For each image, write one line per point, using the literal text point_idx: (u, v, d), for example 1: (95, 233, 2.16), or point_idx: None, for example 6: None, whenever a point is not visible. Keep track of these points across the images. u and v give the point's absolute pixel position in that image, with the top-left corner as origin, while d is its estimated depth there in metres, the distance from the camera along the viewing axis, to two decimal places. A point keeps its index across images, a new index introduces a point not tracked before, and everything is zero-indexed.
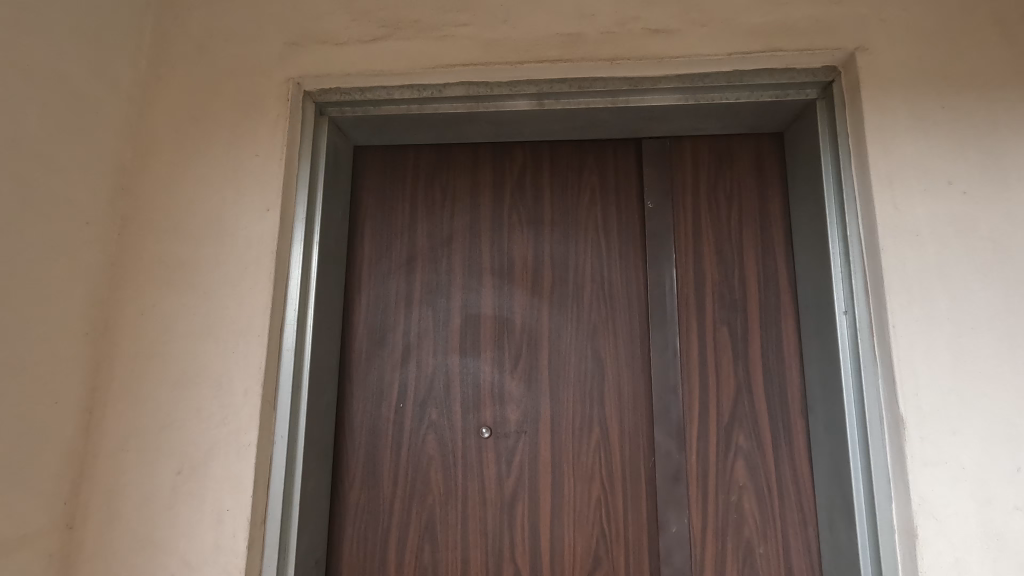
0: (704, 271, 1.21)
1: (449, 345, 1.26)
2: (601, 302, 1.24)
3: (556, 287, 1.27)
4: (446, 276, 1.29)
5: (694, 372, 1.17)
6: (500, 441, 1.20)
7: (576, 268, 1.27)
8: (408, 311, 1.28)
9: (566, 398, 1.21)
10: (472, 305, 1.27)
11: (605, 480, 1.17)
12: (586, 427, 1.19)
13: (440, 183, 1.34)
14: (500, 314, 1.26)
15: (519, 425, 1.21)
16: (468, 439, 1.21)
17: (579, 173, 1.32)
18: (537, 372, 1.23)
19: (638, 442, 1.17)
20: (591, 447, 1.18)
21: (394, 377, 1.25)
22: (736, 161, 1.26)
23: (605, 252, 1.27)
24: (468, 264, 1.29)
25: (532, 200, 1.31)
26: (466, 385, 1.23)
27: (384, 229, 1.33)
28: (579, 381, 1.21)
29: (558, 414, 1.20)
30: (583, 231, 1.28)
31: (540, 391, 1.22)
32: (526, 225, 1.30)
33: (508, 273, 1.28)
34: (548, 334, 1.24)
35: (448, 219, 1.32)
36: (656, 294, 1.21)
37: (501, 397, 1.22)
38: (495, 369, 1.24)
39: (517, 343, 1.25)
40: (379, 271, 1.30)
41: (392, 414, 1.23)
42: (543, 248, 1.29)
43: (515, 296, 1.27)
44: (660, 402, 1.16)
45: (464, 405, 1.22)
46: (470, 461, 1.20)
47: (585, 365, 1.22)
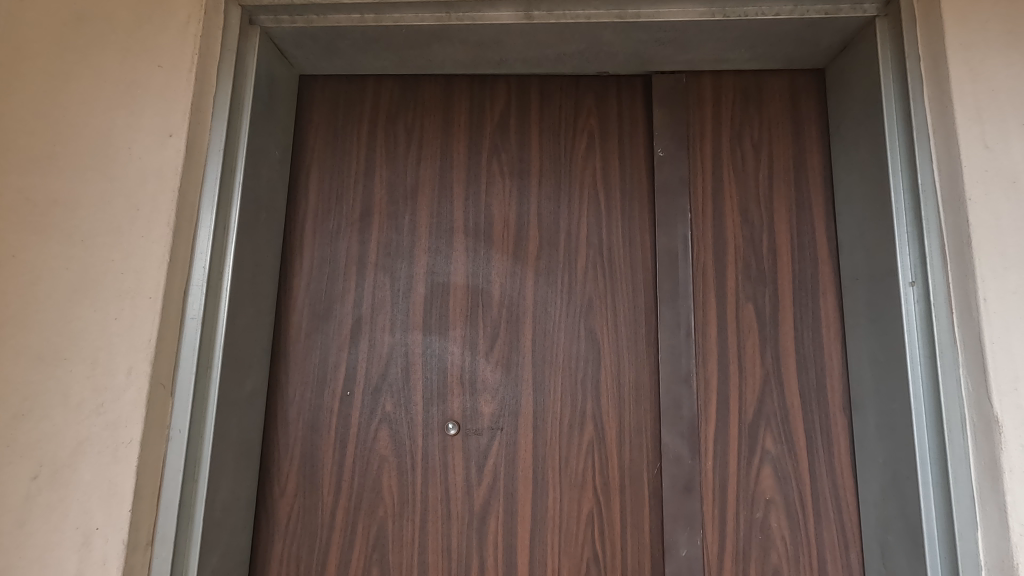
0: (726, 235, 0.98)
1: (411, 322, 1.02)
2: (598, 271, 1.01)
3: (543, 252, 1.03)
4: (409, 236, 1.05)
5: (712, 360, 0.94)
6: (470, 439, 0.97)
7: (570, 231, 1.04)
8: (361, 280, 1.04)
9: (552, 389, 0.98)
10: (439, 273, 1.03)
11: (598, 489, 0.94)
12: (576, 424, 0.96)
13: (405, 123, 1.09)
14: (473, 285, 1.03)
15: (494, 421, 0.97)
16: (431, 438, 0.97)
17: (575, 115, 1.08)
18: (518, 355, 0.99)
19: (640, 442, 0.95)
20: (582, 449, 0.96)
21: (340, 360, 1.01)
22: (766, 102, 1.03)
23: (605, 212, 1.04)
24: (436, 223, 1.05)
25: (517, 146, 1.08)
26: (429, 371, 1.00)
27: (335, 178, 1.08)
28: (570, 367, 0.98)
29: (543, 407, 0.97)
30: (578, 186, 1.05)
31: (522, 378, 0.99)
32: (508, 176, 1.07)
33: (485, 236, 1.05)
34: (532, 310, 1.01)
35: (414, 167, 1.08)
36: (668, 262, 0.97)
37: (473, 386, 0.99)
38: (467, 353, 1.00)
39: (494, 321, 1.01)
40: (326, 229, 1.06)
41: (336, 405, 0.99)
42: (528, 207, 1.05)
43: (493, 263, 1.03)
44: (670, 396, 0.93)
45: (426, 395, 0.99)
46: (431, 465, 0.97)
47: (576, 349, 0.99)
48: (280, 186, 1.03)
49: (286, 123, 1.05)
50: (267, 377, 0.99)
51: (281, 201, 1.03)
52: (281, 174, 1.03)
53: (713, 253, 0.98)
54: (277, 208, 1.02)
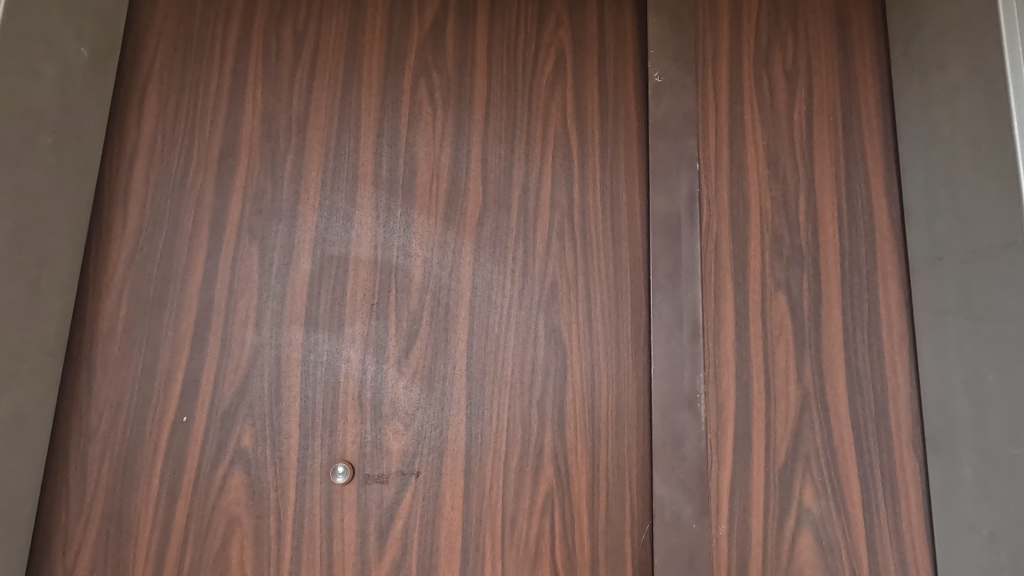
0: (748, 193, 0.68)
1: (287, 312, 0.68)
2: (565, 244, 0.71)
3: (487, 216, 0.72)
4: (290, 187, 0.71)
5: (729, 373, 0.63)
6: (368, 489, 0.66)
7: (529, 186, 0.73)
8: (216, 251, 0.69)
9: (492, 416, 0.67)
10: (333, 242, 0.70)
11: (555, 559, 0.65)
12: (528, 466, 0.66)
13: (293, 24, 0.75)
14: (383, 260, 0.70)
15: (407, 464, 0.66)
16: (308, 488, 0.65)
17: (539, 25, 0.76)
18: (447, 366, 0.68)
19: (618, 495, 0.65)
20: (536, 503, 0.66)
21: (175, 368, 0.66)
22: (803, 13, 0.74)
23: (577, 163, 0.73)
24: (332, 169, 0.72)
25: (455, 65, 0.75)
26: (309, 387, 0.67)
27: (186, 98, 0.73)
28: (520, 385, 0.68)
29: (479, 443, 0.67)
30: (539, 126, 0.74)
31: (450, 397, 0.67)
32: (440, 106, 0.74)
33: (402, 189, 0.72)
34: (469, 299, 0.70)
35: (303, 87, 0.74)
36: (665, 231, 0.67)
37: (378, 409, 0.67)
38: (370, 359, 0.68)
39: (412, 313, 0.69)
40: (166, 174, 0.71)
41: (164, 439, 0.65)
42: (468, 149, 0.73)
43: (414, 227, 0.71)
44: (667, 428, 0.62)
45: (305, 423, 0.66)
46: (309, 529, 0.64)
47: (531, 356, 0.68)
48: (91, 106, 0.68)
49: (106, 13, 0.70)
50: (54, 397, 0.64)
51: (92, 129, 0.68)
52: (94, 85, 0.68)
53: (729, 218, 0.67)
54: (83, 141, 0.67)
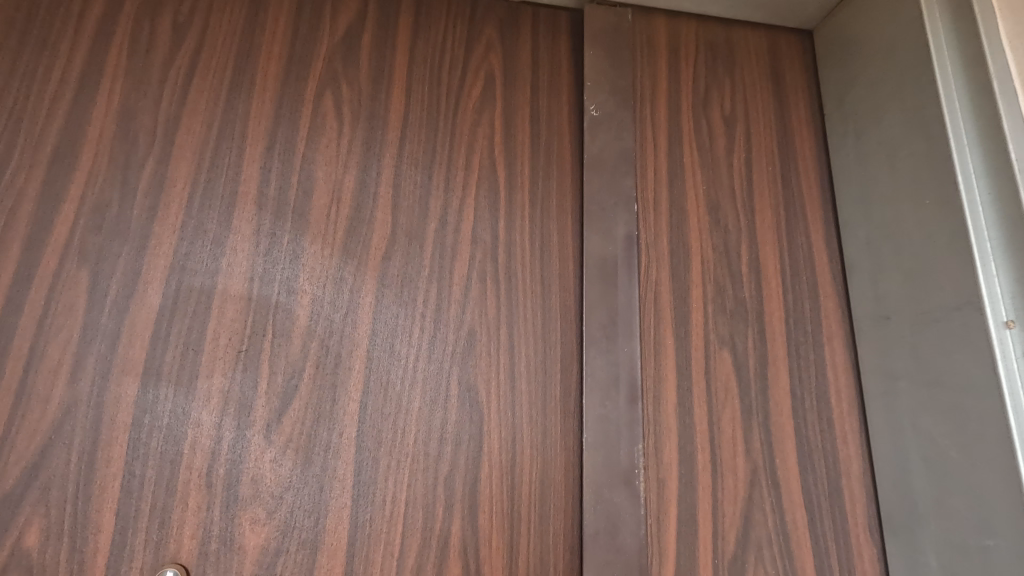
0: (689, 241, 0.62)
1: (120, 360, 0.53)
2: (486, 287, 0.61)
3: (395, 252, 0.61)
4: (147, 203, 0.57)
5: (671, 443, 0.54)
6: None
7: (448, 219, 0.63)
8: (27, 277, 0.53)
9: (384, 498, 0.54)
10: (195, 269, 0.57)
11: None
12: (431, 561, 0.53)
13: (175, 14, 0.64)
14: (260, 295, 0.58)
15: (267, 563, 0.51)
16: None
17: (467, 46, 0.69)
18: (331, 433, 0.55)
19: None
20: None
21: None
22: (740, 63, 0.72)
23: (503, 197, 0.65)
24: (205, 185, 0.59)
25: (368, 78, 0.66)
26: (138, 460, 0.51)
27: (16, 85, 0.58)
28: (422, 458, 0.55)
29: (364, 534, 0.53)
30: (462, 153, 0.65)
31: (330, 474, 0.54)
32: (347, 122, 0.64)
33: (293, 215, 0.60)
34: (365, 350, 0.58)
35: (180, 86, 0.62)
36: (601, 276, 0.58)
37: (233, 490, 0.52)
38: (228, 424, 0.54)
39: (291, 365, 0.56)
40: None
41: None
42: (377, 173, 0.63)
43: (303, 259, 0.59)
44: (602, 514, 0.51)
45: (126, 511, 0.50)
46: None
47: (438, 421, 0.57)
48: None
49: None
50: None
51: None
52: None
53: (669, 267, 0.60)
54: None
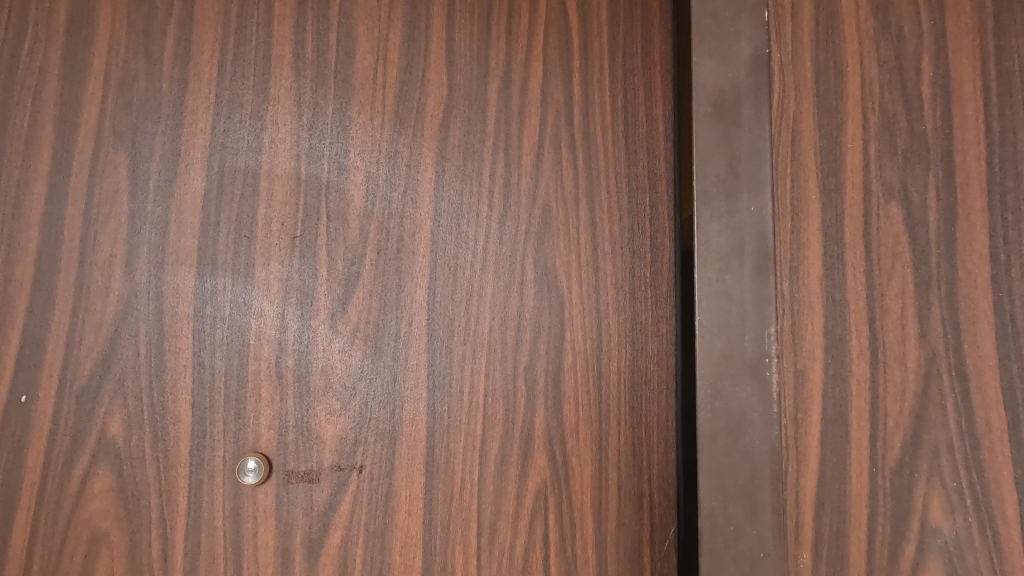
0: (844, 55, 0.43)
1: (176, 253, 0.53)
2: (556, 160, 0.56)
3: (453, 134, 0.56)
4: (175, 87, 0.54)
5: (815, 327, 0.41)
6: (291, 491, 0.52)
7: (512, 87, 0.57)
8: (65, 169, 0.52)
9: (459, 387, 0.53)
10: (236, 148, 0.54)
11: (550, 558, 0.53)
12: (513, 456, 0.53)
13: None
14: (308, 172, 0.54)
15: (345, 453, 0.53)
16: (209, 486, 0.51)
17: None
18: (393, 324, 0.54)
19: (625, 484, 0.53)
20: (523, 504, 0.53)
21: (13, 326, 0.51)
22: None
23: (578, 65, 0.57)
24: (232, 62, 0.55)
25: None
26: (206, 352, 0.52)
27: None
28: (504, 348, 0.54)
29: (442, 425, 0.53)
30: (526, 14, 0.58)
31: (402, 363, 0.53)
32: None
33: (333, 90, 0.55)
34: (430, 241, 0.54)
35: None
36: (718, 115, 0.45)
37: (303, 381, 0.53)
38: (292, 315, 0.53)
39: (351, 250, 0.54)
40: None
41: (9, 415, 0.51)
42: (425, 25, 0.57)
43: (350, 137, 0.55)
44: (721, 411, 0.42)
45: (201, 401, 0.52)
46: (218, 534, 0.51)
47: (517, 309, 0.54)
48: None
49: None
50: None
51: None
52: None
53: (813, 95, 0.43)
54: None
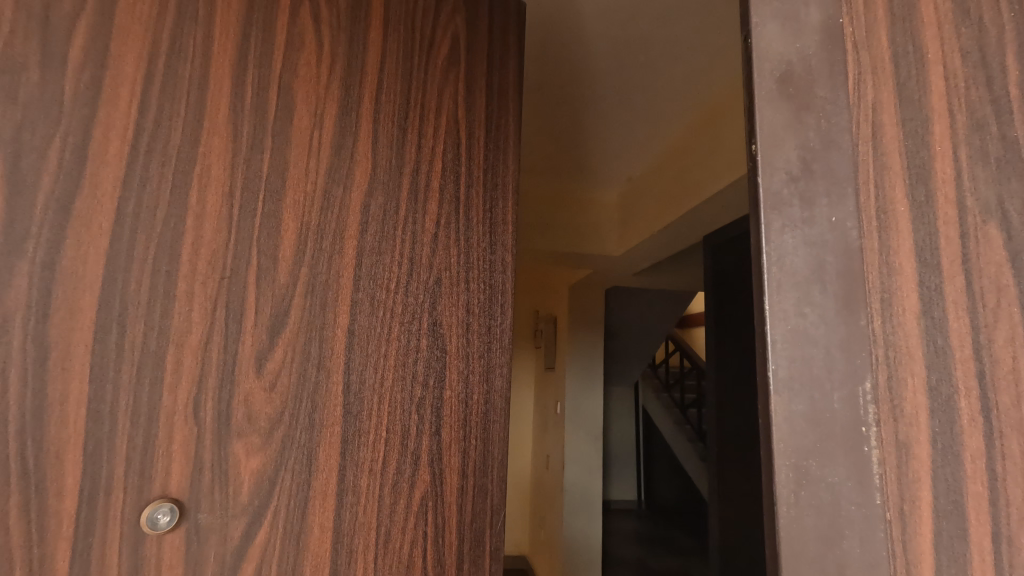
0: None
1: (72, 257, 0.50)
2: (439, 245, 0.73)
3: (366, 205, 0.68)
4: (65, 90, 0.51)
5: (916, 383, 0.30)
6: (202, 535, 0.54)
7: (416, 167, 0.73)
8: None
9: (365, 414, 0.64)
10: (163, 156, 0.55)
11: (429, 558, 0.67)
12: (407, 474, 0.66)
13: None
14: (245, 197, 0.60)
15: (269, 483, 0.57)
16: (109, 510, 0.49)
17: (433, 16, 0.78)
18: (323, 355, 0.62)
19: (483, 487, 0.72)
20: (405, 525, 0.65)
21: None
22: None
23: (464, 168, 0.77)
24: (160, 84, 0.56)
25: (349, 21, 0.70)
26: (106, 397, 0.50)
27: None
28: (405, 383, 0.67)
29: (355, 450, 0.63)
30: (431, 121, 0.76)
31: (322, 395, 0.61)
32: (326, 57, 0.67)
33: (268, 147, 0.62)
34: (348, 296, 0.65)
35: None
36: (786, 97, 0.36)
37: (225, 418, 0.56)
38: (217, 343, 0.56)
39: (276, 311, 0.60)
40: None
41: None
42: (352, 100, 0.68)
43: (286, 182, 0.62)
44: (806, 501, 0.31)
45: (94, 438, 0.49)
46: (110, 552, 0.49)
47: (413, 350, 0.69)
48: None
49: None
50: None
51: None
52: None
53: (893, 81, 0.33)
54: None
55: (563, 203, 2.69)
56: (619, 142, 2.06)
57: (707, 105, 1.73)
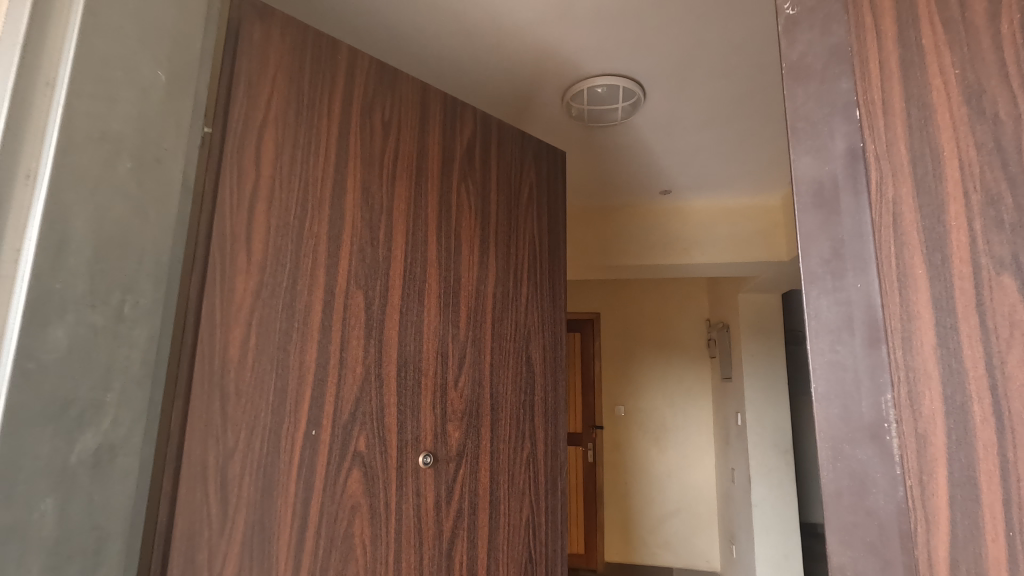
0: (938, 142, 0.46)
1: (381, 329, 0.92)
2: (527, 310, 1.21)
3: (496, 290, 1.15)
4: (364, 237, 0.92)
5: (933, 394, 0.44)
6: (441, 466, 1.00)
7: (515, 263, 1.20)
8: (326, 302, 0.85)
9: (502, 409, 1.12)
10: (412, 268, 0.99)
11: (532, 488, 1.16)
12: (519, 443, 1.14)
13: (381, 120, 0.97)
14: (443, 290, 1.04)
15: (461, 447, 1.03)
16: (407, 458, 0.94)
17: (520, 167, 1.25)
18: (479, 379, 1.08)
19: (555, 449, 1.22)
20: (517, 471, 1.13)
21: (305, 373, 0.81)
22: None
23: (538, 260, 1.26)
24: (415, 232, 1.01)
25: (481, 180, 1.16)
26: (405, 400, 0.95)
27: (297, 158, 0.84)
28: (517, 390, 1.15)
29: (497, 429, 1.10)
30: (522, 233, 1.23)
31: (481, 401, 1.08)
32: (469, 203, 1.12)
33: (446, 259, 1.06)
34: (488, 344, 1.11)
35: (390, 177, 0.98)
36: (817, 205, 0.52)
37: (444, 414, 1.01)
38: (439, 372, 1.01)
39: (458, 356, 1.05)
40: (284, 219, 0.81)
41: (301, 439, 0.79)
42: (484, 227, 1.15)
43: (460, 280, 1.08)
44: (842, 471, 0.48)
45: (399, 420, 0.93)
46: (405, 482, 0.93)
47: (522, 372, 1.17)
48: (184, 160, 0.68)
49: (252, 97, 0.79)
50: (176, 414, 0.69)
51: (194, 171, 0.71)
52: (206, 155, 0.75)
53: (911, 181, 0.47)
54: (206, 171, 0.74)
55: (713, 214, 2.73)
56: (750, 153, 2.15)
57: None
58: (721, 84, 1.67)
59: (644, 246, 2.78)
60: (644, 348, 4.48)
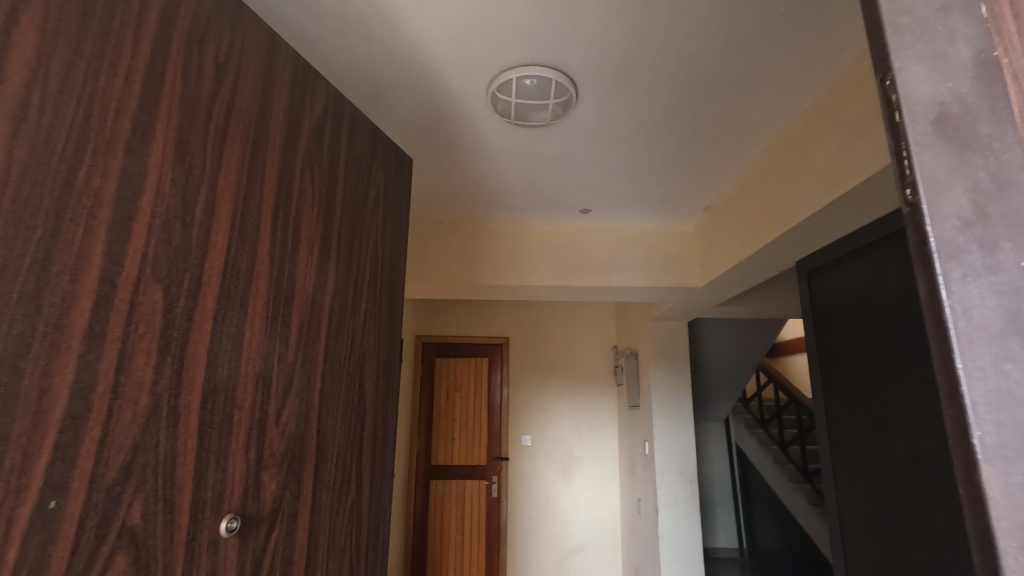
0: None
1: (186, 339, 0.63)
2: (365, 328, 0.99)
3: (334, 300, 0.91)
4: (174, 200, 0.62)
5: None
6: (250, 534, 0.71)
7: (361, 271, 0.98)
8: (100, 299, 0.54)
9: (329, 449, 0.87)
10: (240, 253, 0.72)
11: (356, 544, 0.93)
12: (345, 489, 0.90)
13: (214, 60, 0.70)
14: (275, 292, 0.77)
15: (278, 499, 0.76)
16: (201, 529, 0.64)
17: (370, 162, 1.03)
18: (308, 410, 0.83)
19: (383, 491, 1.02)
20: (341, 530, 0.88)
21: (52, 403, 0.49)
22: None
23: (378, 269, 1.04)
24: (248, 216, 0.73)
25: (329, 162, 0.91)
26: (209, 452, 0.65)
27: (78, 74, 0.53)
28: (347, 423, 0.92)
29: (321, 473, 0.85)
30: (368, 236, 1.01)
31: (306, 439, 0.82)
32: (314, 187, 0.88)
33: (280, 251, 0.79)
34: (320, 366, 0.86)
35: (218, 135, 0.69)
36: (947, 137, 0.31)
37: (259, 460, 0.73)
38: (257, 404, 0.73)
39: (286, 379, 0.79)
40: (43, 159, 0.50)
41: (28, 512, 0.47)
42: (329, 219, 0.90)
43: (296, 277, 0.82)
44: None
45: (198, 469, 0.64)
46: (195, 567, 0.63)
47: (353, 403, 0.94)
48: None
49: None
50: None
51: None
52: None
53: None
54: None
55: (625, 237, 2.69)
56: (669, 172, 2.10)
57: (790, 126, 1.72)
58: (657, 95, 1.59)
59: (556, 268, 2.64)
60: (550, 376, 4.34)
